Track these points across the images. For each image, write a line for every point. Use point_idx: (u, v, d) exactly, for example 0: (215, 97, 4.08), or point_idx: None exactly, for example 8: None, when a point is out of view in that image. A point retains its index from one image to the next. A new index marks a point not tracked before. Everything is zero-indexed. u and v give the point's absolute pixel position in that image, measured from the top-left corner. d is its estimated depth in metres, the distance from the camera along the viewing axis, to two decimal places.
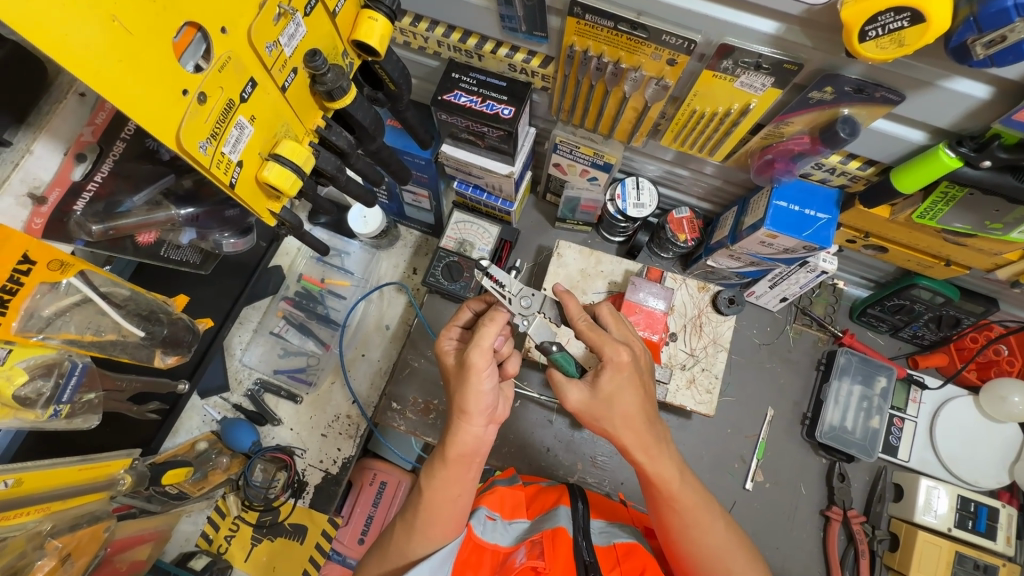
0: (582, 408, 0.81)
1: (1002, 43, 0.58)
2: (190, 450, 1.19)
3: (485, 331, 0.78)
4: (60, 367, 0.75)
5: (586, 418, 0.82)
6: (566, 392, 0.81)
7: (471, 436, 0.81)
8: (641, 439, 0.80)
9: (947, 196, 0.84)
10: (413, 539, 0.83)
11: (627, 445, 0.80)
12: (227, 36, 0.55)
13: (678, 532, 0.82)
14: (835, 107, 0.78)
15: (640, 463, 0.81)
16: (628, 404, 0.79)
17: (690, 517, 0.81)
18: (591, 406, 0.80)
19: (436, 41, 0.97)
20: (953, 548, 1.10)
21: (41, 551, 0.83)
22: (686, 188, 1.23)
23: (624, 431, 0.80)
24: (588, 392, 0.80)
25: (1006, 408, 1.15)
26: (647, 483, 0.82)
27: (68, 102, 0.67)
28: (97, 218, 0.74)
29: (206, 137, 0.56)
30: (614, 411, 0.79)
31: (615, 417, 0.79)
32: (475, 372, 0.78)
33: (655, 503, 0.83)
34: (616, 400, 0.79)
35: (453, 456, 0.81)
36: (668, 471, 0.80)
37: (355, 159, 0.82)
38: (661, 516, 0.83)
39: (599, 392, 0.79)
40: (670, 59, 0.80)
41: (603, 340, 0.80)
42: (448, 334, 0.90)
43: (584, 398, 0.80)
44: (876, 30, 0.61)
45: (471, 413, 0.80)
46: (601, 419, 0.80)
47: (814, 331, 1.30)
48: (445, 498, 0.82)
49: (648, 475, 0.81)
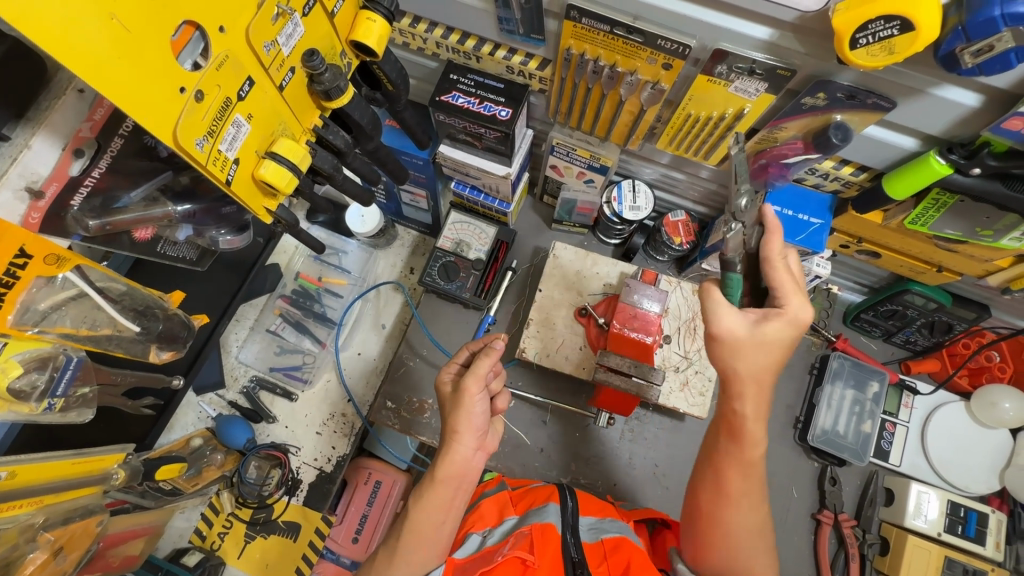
0: (720, 339, 0.73)
1: (990, 52, 0.58)
2: (185, 446, 1.20)
3: (481, 361, 0.81)
4: (55, 360, 0.76)
5: (720, 351, 0.74)
6: (719, 313, 0.73)
7: (461, 457, 0.82)
8: (762, 404, 0.77)
9: (939, 202, 0.85)
10: (394, 564, 0.81)
11: (748, 403, 0.77)
12: (226, 35, 0.56)
13: (727, 496, 0.81)
14: (828, 112, 0.79)
15: (749, 422, 0.78)
16: (760, 360, 0.73)
17: (744, 488, 0.81)
18: (743, 344, 0.72)
19: (435, 43, 0.98)
20: (942, 552, 1.11)
21: (33, 544, 0.84)
22: (682, 191, 1.24)
23: (743, 391, 0.75)
24: (747, 328, 0.72)
25: (996, 414, 1.16)
26: (732, 442, 0.80)
27: (67, 98, 0.68)
28: (93, 213, 0.74)
29: (203, 134, 0.57)
30: (738, 361, 0.73)
31: (742, 372, 0.74)
32: (469, 395, 0.81)
33: (719, 459, 0.82)
34: (765, 351, 0.73)
35: (442, 477, 0.82)
36: (761, 438, 0.79)
37: (352, 159, 0.83)
38: (723, 475, 0.82)
39: (757, 336, 0.72)
40: (666, 63, 0.81)
41: (801, 284, 0.72)
42: (448, 367, 0.90)
43: (739, 332, 0.72)
44: (866, 37, 0.61)
45: (462, 432, 0.82)
46: (734, 361, 0.74)
47: (808, 335, 1.31)
48: (431, 521, 0.82)
49: (740, 435, 0.79)
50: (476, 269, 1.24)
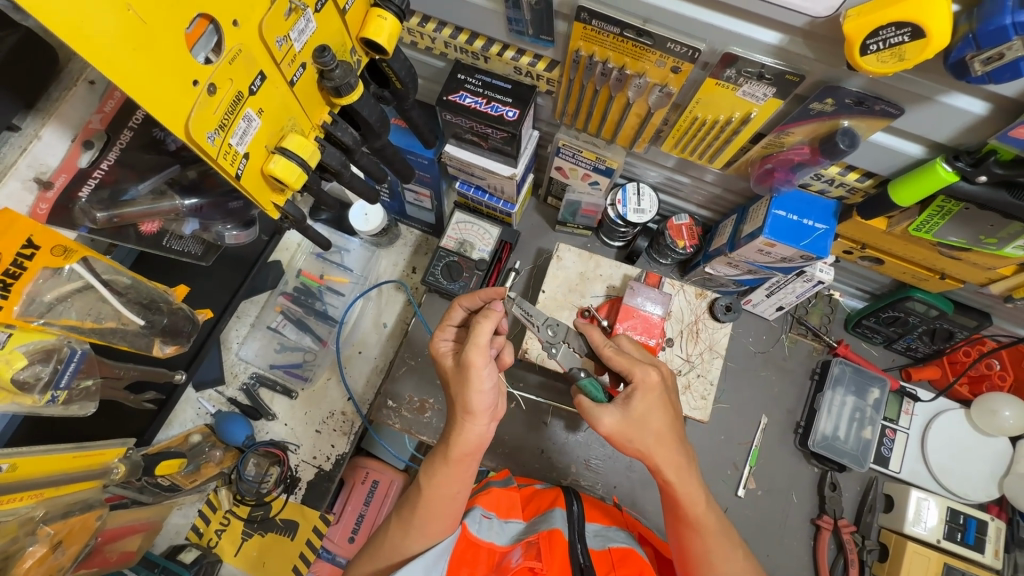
0: (615, 432, 0.81)
1: (1000, 60, 0.59)
2: (184, 442, 1.19)
3: (481, 329, 0.78)
4: (59, 352, 0.75)
5: (619, 441, 0.82)
6: (599, 416, 0.81)
7: (475, 434, 0.81)
8: (674, 459, 0.81)
9: (944, 210, 0.85)
10: (409, 536, 0.83)
11: (661, 464, 0.81)
12: (239, 29, 0.56)
13: (698, 560, 0.83)
14: (835, 118, 0.80)
15: (671, 482, 0.82)
16: (653, 427, 0.81)
17: (710, 545, 0.83)
18: (627, 428, 0.81)
19: (443, 42, 0.98)
20: (942, 559, 1.10)
21: (33, 537, 0.84)
22: (686, 195, 1.24)
23: (658, 450, 0.81)
24: (620, 415, 0.81)
25: (997, 422, 1.16)
26: (673, 505, 0.84)
27: (78, 90, 0.68)
28: (102, 205, 0.73)
29: (214, 127, 0.56)
30: (647, 430, 0.80)
31: (648, 436, 0.80)
32: (476, 370, 0.78)
33: (677, 525, 0.85)
34: (648, 420, 0.81)
35: (456, 456, 0.81)
36: (692, 491, 0.83)
37: (359, 156, 0.83)
38: (682, 536, 0.85)
39: (632, 413, 0.80)
40: (674, 66, 0.81)
41: (633, 363, 0.83)
42: (443, 334, 0.91)
43: (618, 422, 0.81)
44: (877, 43, 0.62)
45: (477, 412, 0.80)
46: (635, 440, 0.81)
47: (810, 340, 1.31)
48: (444, 495, 0.82)
49: (677, 495, 0.83)
50: (479, 269, 1.23)
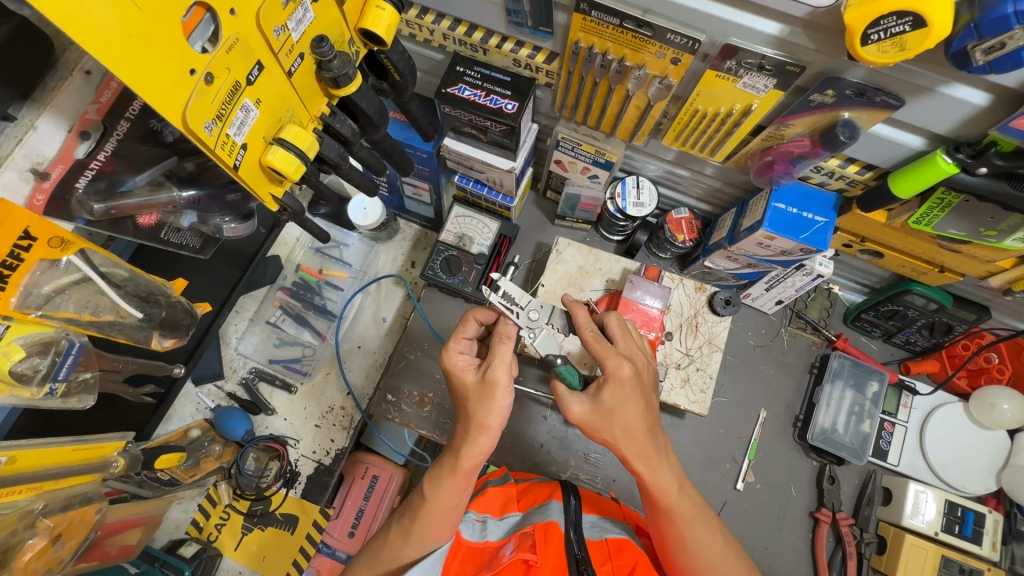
0: (585, 421, 0.83)
1: (1002, 49, 0.58)
2: (183, 437, 1.19)
3: (503, 349, 0.82)
4: (57, 345, 0.76)
5: (589, 430, 0.83)
6: (569, 405, 0.83)
7: (484, 449, 0.83)
8: (642, 450, 0.82)
9: (944, 202, 0.85)
10: (408, 544, 0.84)
11: (630, 455, 0.82)
12: (236, 18, 0.55)
13: (675, 544, 0.84)
14: (836, 109, 0.79)
15: (640, 471, 0.83)
16: (621, 420, 0.81)
17: (687, 533, 0.84)
18: (594, 419, 0.82)
19: (442, 34, 0.97)
20: (939, 551, 1.11)
21: (32, 530, 0.84)
22: (685, 188, 1.24)
23: (626, 442, 0.81)
24: (589, 405, 0.82)
25: (995, 416, 1.16)
26: (646, 495, 0.85)
27: (74, 80, 0.67)
28: (98, 196, 0.73)
29: (212, 117, 0.56)
30: (614, 423, 0.81)
31: (616, 429, 0.81)
32: (501, 389, 0.81)
33: (655, 514, 0.86)
34: (617, 413, 0.80)
35: (465, 467, 0.82)
36: (661, 480, 0.83)
37: (358, 148, 0.82)
38: (659, 525, 0.86)
39: (601, 405, 0.81)
40: (674, 58, 0.81)
41: (605, 354, 0.81)
42: (458, 348, 0.87)
43: (586, 411, 0.82)
44: (877, 33, 0.61)
45: (492, 428, 0.82)
46: (602, 431, 0.82)
47: (809, 334, 1.31)
48: (448, 506, 0.83)
49: (646, 485, 0.83)
50: (478, 264, 1.23)
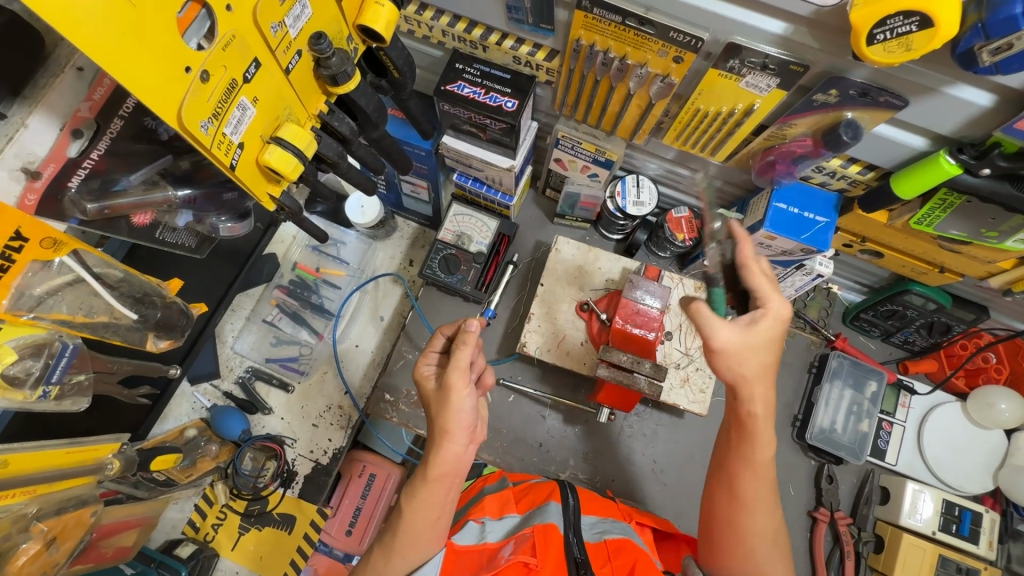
0: (727, 348, 0.79)
1: (1009, 50, 0.58)
2: (179, 437, 1.18)
3: (461, 353, 0.80)
4: (50, 347, 0.75)
5: (722, 358, 0.80)
6: (716, 329, 0.79)
7: (452, 455, 0.82)
8: (766, 397, 0.83)
9: (946, 202, 0.85)
10: (393, 560, 0.82)
11: (755, 398, 0.82)
12: (233, 14, 0.54)
13: (745, 500, 0.85)
14: (839, 109, 0.79)
15: (757, 415, 0.83)
16: (759, 359, 0.80)
17: (759, 493, 0.85)
18: (739, 348, 0.79)
19: (441, 31, 0.96)
20: (936, 551, 1.11)
21: (25, 534, 0.83)
22: (685, 187, 1.23)
23: (755, 382, 0.81)
24: (740, 333, 0.79)
25: (993, 415, 1.16)
26: (747, 435, 0.85)
27: (66, 76, 0.65)
28: (91, 196, 0.72)
29: (208, 116, 0.55)
30: (749, 361, 0.80)
31: (754, 363, 0.80)
32: (456, 394, 0.80)
33: (737, 458, 0.86)
34: (756, 352, 0.80)
35: (435, 474, 0.81)
36: (767, 435, 0.84)
37: (357, 147, 0.81)
38: (735, 472, 0.86)
39: (750, 338, 0.79)
40: (677, 56, 0.80)
41: (773, 290, 0.81)
42: (426, 359, 0.89)
43: (734, 337, 0.79)
44: (884, 33, 0.60)
45: (453, 432, 0.81)
46: (742, 362, 0.80)
47: (808, 333, 1.31)
48: (426, 516, 0.82)
49: (756, 430, 0.84)
50: (476, 263, 1.22)
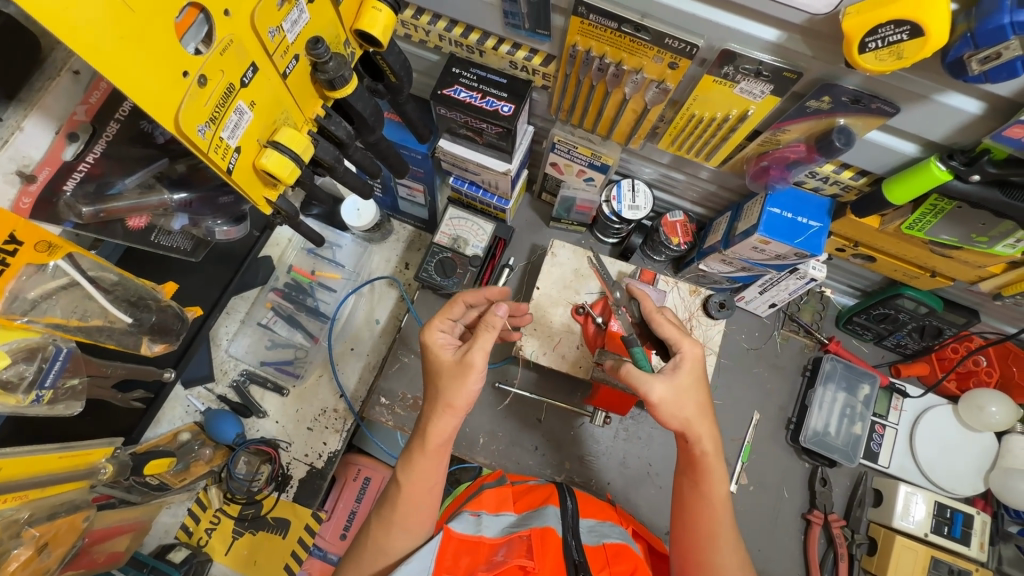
0: (664, 400, 0.82)
1: (997, 60, 0.59)
2: (173, 441, 1.18)
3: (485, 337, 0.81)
4: (44, 351, 0.74)
5: (663, 409, 0.83)
6: (650, 383, 0.82)
7: (448, 429, 0.84)
8: (713, 433, 0.85)
9: (936, 208, 0.86)
10: (393, 533, 0.83)
11: (702, 436, 0.84)
12: (231, 19, 0.54)
13: (706, 539, 0.85)
14: (832, 115, 0.80)
15: (708, 453, 0.85)
16: (694, 400, 0.84)
17: (719, 529, 0.85)
18: (674, 397, 0.83)
19: (438, 35, 0.96)
20: (929, 553, 1.12)
21: (17, 539, 0.82)
22: (680, 191, 1.24)
23: (699, 421, 0.84)
24: (670, 384, 0.83)
25: (984, 418, 1.17)
26: (698, 478, 0.86)
27: (62, 80, 0.65)
28: (87, 200, 0.72)
29: (205, 121, 0.55)
30: (687, 405, 0.83)
31: (691, 407, 0.84)
32: (475, 371, 0.81)
33: (693, 499, 0.87)
34: (689, 395, 0.84)
35: (433, 447, 0.83)
36: (718, 470, 0.86)
37: (353, 151, 0.81)
38: (693, 513, 0.87)
39: (680, 384, 0.83)
40: (672, 63, 0.81)
41: (682, 335, 0.87)
42: (440, 325, 0.90)
43: (667, 391, 0.82)
44: (875, 42, 0.61)
45: (458, 407, 0.82)
46: (679, 410, 0.83)
47: (802, 337, 1.32)
48: (423, 488, 0.84)
49: (709, 467, 0.85)
50: (472, 266, 1.22)
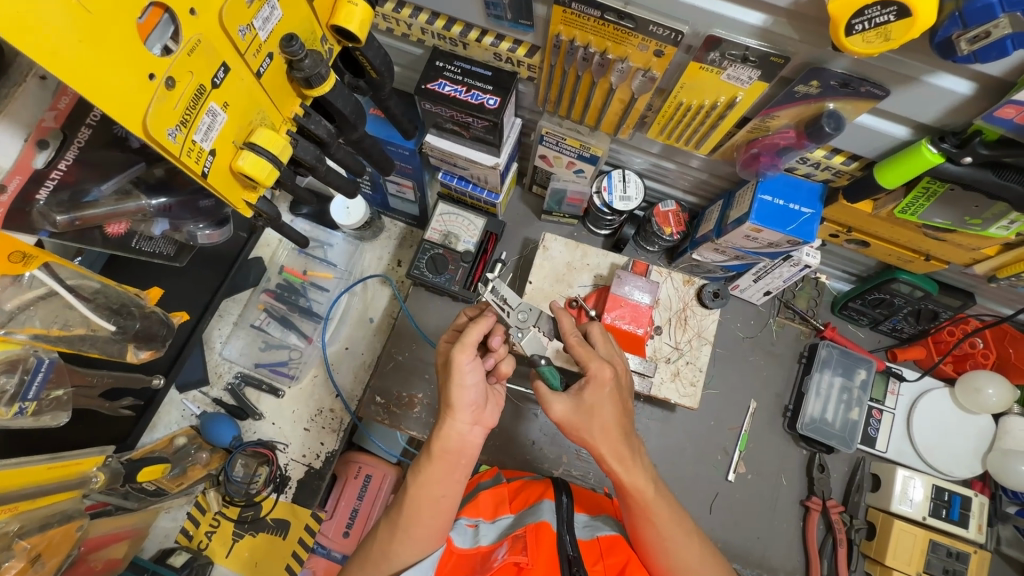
0: (565, 419, 0.83)
1: (986, 38, 0.58)
2: (168, 446, 1.17)
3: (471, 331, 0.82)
4: (25, 363, 0.74)
5: (568, 428, 0.84)
6: (551, 403, 0.84)
7: (456, 433, 0.83)
8: (618, 450, 0.82)
9: (929, 191, 0.85)
10: (397, 540, 0.81)
11: (605, 455, 0.82)
12: (197, 18, 0.53)
13: (654, 546, 0.82)
14: (821, 100, 0.78)
15: (616, 471, 0.82)
16: (599, 421, 0.82)
17: (663, 532, 0.82)
18: (577, 418, 0.83)
19: (420, 29, 0.95)
20: (927, 536, 1.12)
21: (7, 552, 0.81)
22: (672, 180, 1.22)
23: (601, 442, 0.82)
24: (571, 403, 0.83)
25: (981, 400, 1.17)
26: (624, 495, 0.83)
27: (28, 85, 0.64)
28: (61, 208, 0.71)
29: (175, 124, 0.54)
30: (593, 423, 0.82)
31: (595, 429, 0.82)
32: (458, 367, 0.81)
33: (630, 514, 0.84)
34: (596, 412, 0.82)
35: (438, 452, 0.82)
36: (638, 476, 0.82)
37: (336, 149, 0.79)
38: (636, 525, 0.84)
39: (582, 404, 0.82)
40: (658, 50, 0.79)
41: (590, 356, 0.83)
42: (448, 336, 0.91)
43: (568, 410, 0.83)
44: (862, 23, 0.60)
45: (457, 409, 0.82)
46: (582, 430, 0.83)
47: (797, 324, 1.31)
48: (432, 496, 0.81)
49: (624, 485, 0.82)
50: (464, 262, 1.21)
